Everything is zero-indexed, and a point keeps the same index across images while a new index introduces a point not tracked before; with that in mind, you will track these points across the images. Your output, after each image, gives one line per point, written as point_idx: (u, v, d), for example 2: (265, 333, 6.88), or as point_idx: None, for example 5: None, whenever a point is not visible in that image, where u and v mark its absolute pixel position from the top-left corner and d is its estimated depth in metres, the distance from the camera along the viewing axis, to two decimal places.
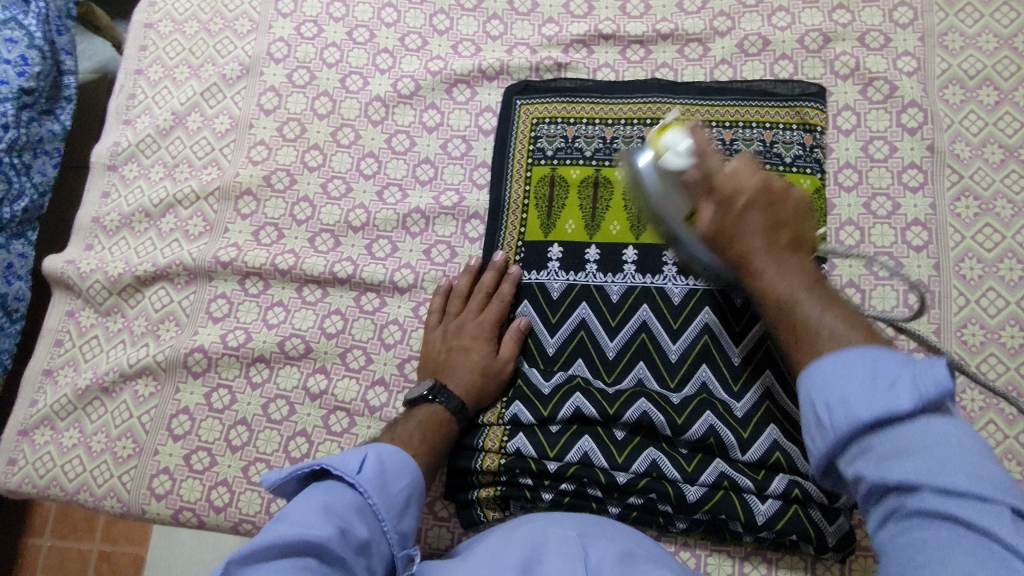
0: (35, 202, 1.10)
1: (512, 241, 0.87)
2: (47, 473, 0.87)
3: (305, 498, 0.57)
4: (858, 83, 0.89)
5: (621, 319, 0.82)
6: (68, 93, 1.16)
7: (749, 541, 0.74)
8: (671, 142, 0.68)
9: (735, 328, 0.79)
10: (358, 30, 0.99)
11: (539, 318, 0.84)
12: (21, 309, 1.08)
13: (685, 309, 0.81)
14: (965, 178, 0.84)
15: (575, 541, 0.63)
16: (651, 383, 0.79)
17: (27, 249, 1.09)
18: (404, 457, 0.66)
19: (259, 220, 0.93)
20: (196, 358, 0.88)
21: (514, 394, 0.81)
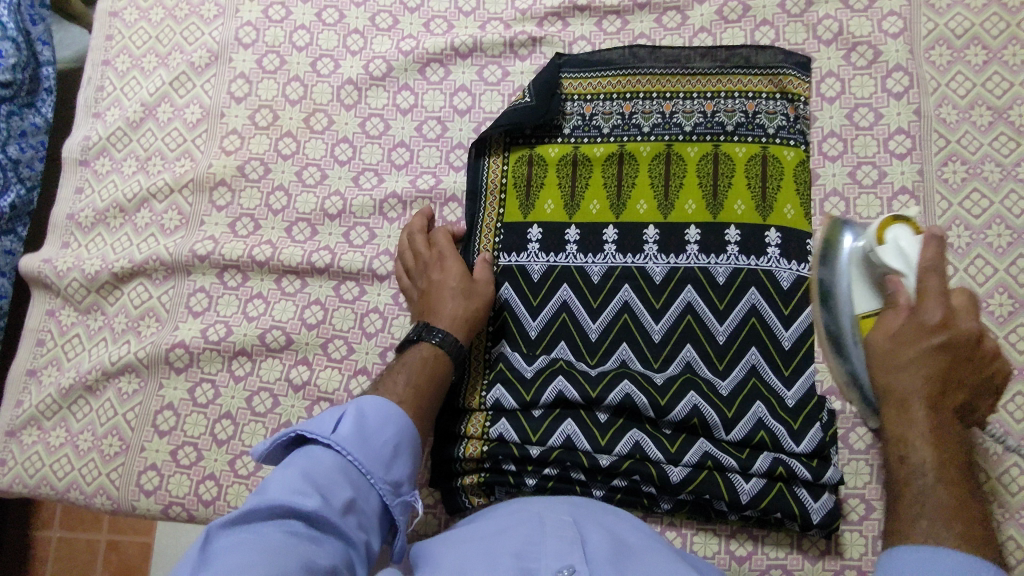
0: (23, 197, 1.08)
1: (491, 224, 0.85)
2: (36, 473, 0.87)
3: (288, 465, 0.57)
4: (842, 48, 0.86)
5: (602, 300, 0.80)
6: (47, 85, 1.13)
7: (734, 520, 0.74)
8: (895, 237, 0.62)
9: (718, 306, 0.78)
10: (327, 10, 0.96)
11: (520, 300, 0.82)
12: (4, 307, 1.06)
13: (667, 288, 0.80)
14: (952, 143, 0.82)
15: (572, 525, 0.62)
16: (634, 365, 0.78)
17: (14, 245, 1.08)
18: (388, 406, 0.64)
19: (235, 212, 0.92)
20: (178, 354, 0.87)
21: (496, 377, 0.80)
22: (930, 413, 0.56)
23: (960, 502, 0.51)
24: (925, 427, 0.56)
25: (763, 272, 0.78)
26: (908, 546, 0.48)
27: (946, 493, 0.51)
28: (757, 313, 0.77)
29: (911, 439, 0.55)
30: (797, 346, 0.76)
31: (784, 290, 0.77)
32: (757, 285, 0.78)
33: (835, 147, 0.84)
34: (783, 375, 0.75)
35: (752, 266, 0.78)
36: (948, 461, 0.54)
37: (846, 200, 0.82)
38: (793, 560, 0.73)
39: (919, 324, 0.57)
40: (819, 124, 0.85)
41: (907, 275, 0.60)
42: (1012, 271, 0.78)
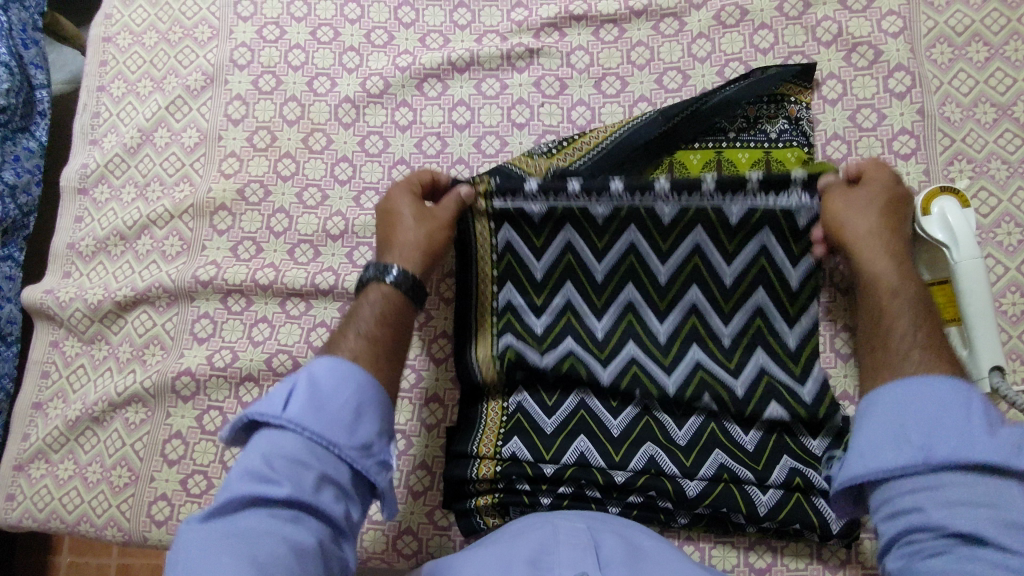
0: (17, 221, 1.08)
1: (483, 208, 0.77)
2: (46, 506, 0.86)
3: (252, 452, 0.54)
4: (842, 49, 0.85)
5: (605, 192, 0.75)
6: (41, 107, 1.13)
7: (752, 532, 0.74)
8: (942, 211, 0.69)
9: (727, 191, 0.73)
10: (322, 28, 0.95)
11: (524, 299, 0.78)
12: (16, 332, 1.05)
13: (675, 232, 0.75)
14: (957, 141, 0.81)
15: (585, 532, 0.62)
16: (645, 362, 0.76)
17: (14, 270, 1.07)
18: (342, 367, 0.59)
19: (236, 235, 0.91)
20: (184, 382, 0.86)
21: (513, 382, 0.79)
22: (894, 263, 0.64)
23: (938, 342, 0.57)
24: (888, 264, 0.63)
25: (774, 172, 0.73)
26: (905, 390, 0.53)
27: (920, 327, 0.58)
28: (769, 186, 0.73)
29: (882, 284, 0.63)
30: (805, 344, 0.75)
31: (799, 230, 0.73)
32: (764, 285, 0.75)
33: (839, 150, 0.83)
34: (793, 372, 0.74)
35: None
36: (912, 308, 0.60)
37: None
38: (813, 570, 0.73)
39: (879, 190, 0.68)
40: (822, 127, 0.84)
41: (950, 247, 0.68)
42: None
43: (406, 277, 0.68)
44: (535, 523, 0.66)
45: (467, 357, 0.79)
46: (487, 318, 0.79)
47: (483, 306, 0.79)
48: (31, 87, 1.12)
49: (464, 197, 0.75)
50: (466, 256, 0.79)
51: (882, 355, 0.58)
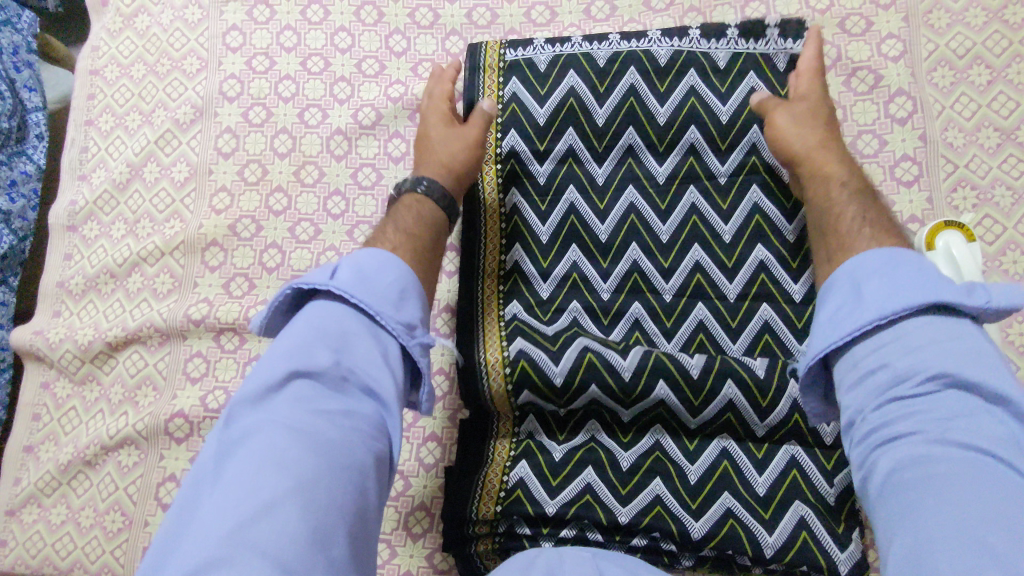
0: (16, 247, 1.06)
1: (496, 243, 0.83)
2: (38, 553, 0.84)
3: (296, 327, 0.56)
4: (841, 74, 0.84)
5: (609, 202, 0.82)
6: (37, 130, 1.11)
7: (759, 572, 0.72)
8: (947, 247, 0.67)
9: (722, 205, 0.80)
10: (312, 58, 0.94)
11: (531, 264, 0.82)
12: (6, 358, 1.04)
13: (670, 133, 0.82)
14: (960, 168, 0.80)
15: (591, 560, 0.62)
16: (647, 324, 0.79)
17: (7, 296, 1.06)
18: (385, 254, 0.61)
19: (228, 272, 0.89)
20: (177, 423, 0.85)
21: (514, 332, 0.78)
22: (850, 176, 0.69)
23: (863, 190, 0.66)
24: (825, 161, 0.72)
25: (764, 168, 0.80)
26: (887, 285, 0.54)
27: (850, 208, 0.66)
28: (757, 151, 0.81)
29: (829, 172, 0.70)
30: (809, 300, 0.77)
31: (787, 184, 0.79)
32: (763, 242, 0.79)
33: None
34: (798, 330, 0.76)
35: (692, 49, 0.84)
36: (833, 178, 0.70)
37: None
38: None
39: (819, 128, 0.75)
40: None
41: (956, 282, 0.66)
42: None
43: (438, 189, 0.75)
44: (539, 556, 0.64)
45: (474, 358, 0.77)
46: (495, 334, 0.79)
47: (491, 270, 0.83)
48: (25, 111, 1.11)
49: (487, 112, 0.83)
50: (473, 291, 0.82)
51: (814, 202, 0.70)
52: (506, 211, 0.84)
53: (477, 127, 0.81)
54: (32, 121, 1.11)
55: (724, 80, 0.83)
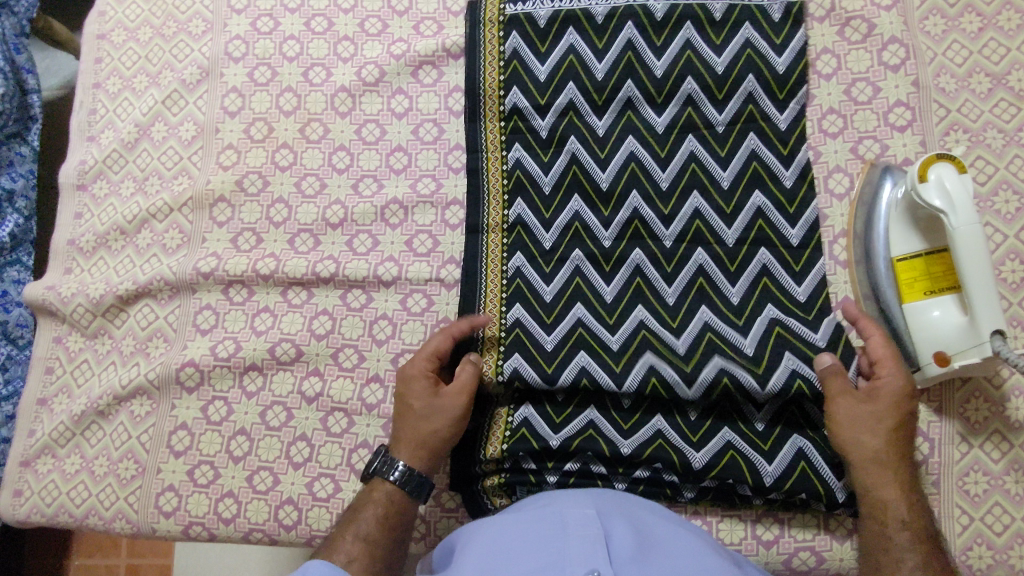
0: (22, 226, 1.09)
1: (496, 198, 0.84)
2: (53, 501, 0.86)
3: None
4: (836, 24, 0.85)
5: (610, 150, 0.83)
6: (35, 112, 1.14)
7: (759, 504, 0.74)
8: (942, 179, 0.69)
9: (720, 152, 0.81)
10: (316, 19, 0.95)
11: (533, 215, 0.83)
12: (26, 334, 1.06)
13: (667, 84, 0.83)
14: (953, 112, 0.82)
15: (595, 521, 0.59)
16: (648, 270, 0.79)
17: (23, 274, 1.08)
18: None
19: (236, 227, 0.91)
20: (188, 373, 0.87)
21: (516, 297, 0.80)
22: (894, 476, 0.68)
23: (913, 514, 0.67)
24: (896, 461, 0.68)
25: (760, 117, 0.82)
26: None
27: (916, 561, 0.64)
28: (753, 100, 0.82)
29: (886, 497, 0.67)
30: (806, 243, 0.79)
31: (782, 132, 0.81)
32: (761, 188, 0.80)
33: (835, 123, 0.83)
34: (794, 271, 0.78)
35: (688, 2, 0.84)
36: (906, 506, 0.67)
37: (850, 175, 0.82)
38: (820, 540, 0.74)
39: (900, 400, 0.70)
40: (818, 102, 0.84)
41: (948, 213, 0.68)
42: (1022, 236, 0.78)
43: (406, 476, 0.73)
44: (546, 509, 0.63)
45: (474, 329, 0.80)
46: (497, 291, 0.81)
47: (493, 224, 0.83)
48: (24, 93, 1.12)
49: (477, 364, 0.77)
50: (475, 247, 0.83)
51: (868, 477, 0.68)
52: (509, 165, 0.84)
53: (463, 395, 0.75)
54: (29, 104, 1.13)
55: (719, 32, 0.84)
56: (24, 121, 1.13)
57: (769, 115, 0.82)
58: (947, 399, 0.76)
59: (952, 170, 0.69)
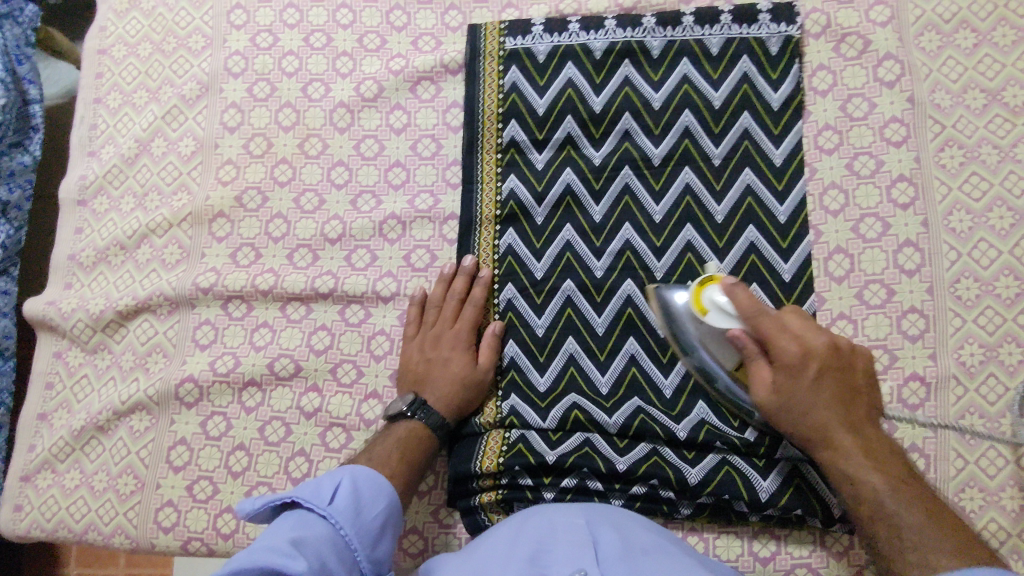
0: (12, 238, 1.10)
1: (489, 227, 0.85)
2: (53, 516, 0.87)
3: (269, 536, 0.57)
4: (831, 40, 0.86)
5: (605, 181, 0.84)
6: (36, 122, 1.14)
7: (756, 521, 0.74)
8: (716, 300, 0.71)
9: (715, 185, 0.82)
10: (315, 34, 0.96)
11: (524, 245, 0.84)
12: (10, 346, 1.10)
13: (665, 116, 0.85)
14: (948, 128, 0.82)
15: (581, 525, 0.62)
16: (639, 301, 0.80)
17: (10, 285, 1.11)
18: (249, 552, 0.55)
19: (235, 242, 0.91)
20: (188, 388, 0.87)
21: (510, 334, 0.83)
22: (863, 454, 0.66)
23: (891, 473, 0.64)
24: (849, 438, 0.66)
25: (756, 152, 0.83)
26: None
27: (905, 499, 0.63)
28: (749, 135, 0.83)
29: (866, 481, 0.64)
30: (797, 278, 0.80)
31: (776, 167, 0.82)
32: (755, 223, 0.81)
33: (830, 140, 0.84)
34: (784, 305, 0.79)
35: (685, 37, 0.86)
36: (878, 465, 0.65)
37: (845, 191, 0.82)
38: (817, 557, 0.74)
39: (796, 362, 0.67)
40: (813, 118, 0.84)
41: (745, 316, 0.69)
42: (1016, 252, 0.78)
43: (431, 417, 0.78)
44: (528, 516, 0.65)
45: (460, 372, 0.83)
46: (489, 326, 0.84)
47: (483, 257, 0.85)
48: (24, 103, 1.13)
49: (497, 342, 0.81)
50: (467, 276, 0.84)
51: (865, 509, 0.64)
52: (503, 195, 0.85)
53: (482, 376, 0.80)
54: (30, 115, 1.14)
55: (716, 66, 0.85)
56: (25, 130, 1.13)
57: (765, 151, 0.83)
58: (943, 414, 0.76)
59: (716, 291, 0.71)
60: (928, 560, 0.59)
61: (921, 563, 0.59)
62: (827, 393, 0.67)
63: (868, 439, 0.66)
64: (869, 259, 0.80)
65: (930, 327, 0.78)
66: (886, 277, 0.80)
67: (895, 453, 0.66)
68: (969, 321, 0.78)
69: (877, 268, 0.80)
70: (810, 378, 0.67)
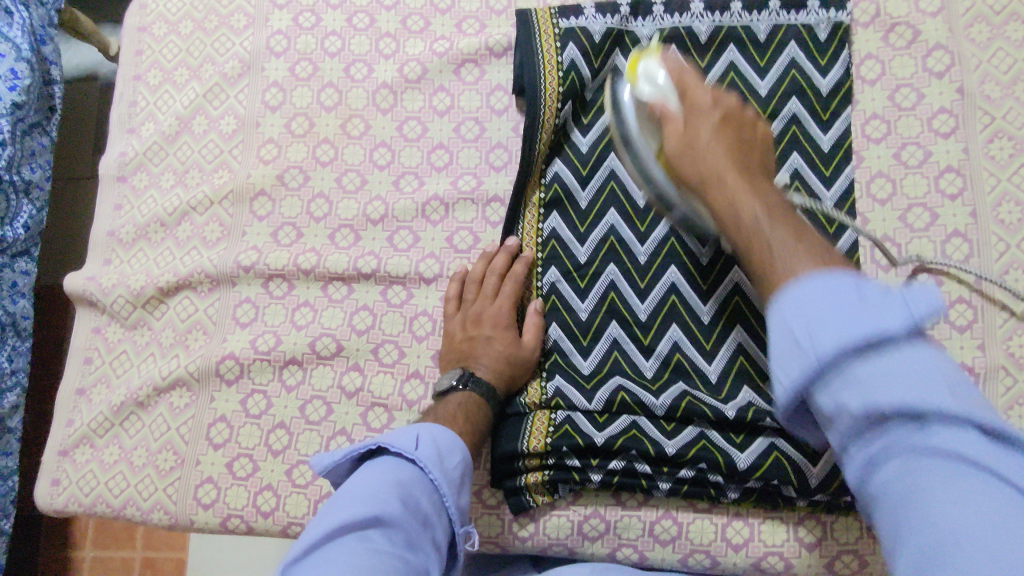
0: (34, 217, 1.10)
1: (533, 210, 0.85)
2: (91, 491, 0.87)
3: (363, 479, 0.62)
4: (880, 30, 0.86)
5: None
6: (57, 103, 1.14)
7: (803, 506, 0.74)
8: (647, 71, 0.68)
9: None
10: (357, 15, 0.95)
11: (568, 229, 0.84)
12: (31, 325, 1.09)
13: None
14: (998, 119, 0.82)
15: None
16: (683, 287, 0.80)
17: (31, 265, 1.10)
18: (346, 494, 0.61)
19: (276, 221, 0.91)
20: (228, 365, 0.87)
21: (552, 316, 0.82)
22: (742, 178, 0.61)
23: (797, 231, 0.56)
24: (745, 185, 0.61)
25: (804, 138, 0.83)
26: (811, 287, 0.47)
27: (759, 204, 0.59)
28: (797, 121, 0.83)
29: (740, 226, 0.59)
30: None
31: (824, 153, 0.82)
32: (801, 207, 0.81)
33: (878, 129, 0.84)
34: None
35: (733, 23, 0.86)
36: (781, 216, 0.58)
37: (892, 181, 0.82)
38: (863, 544, 0.74)
39: (695, 107, 0.66)
40: (861, 107, 0.84)
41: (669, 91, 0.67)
42: None
43: (483, 386, 0.78)
44: None
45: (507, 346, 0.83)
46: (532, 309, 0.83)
47: (527, 239, 0.85)
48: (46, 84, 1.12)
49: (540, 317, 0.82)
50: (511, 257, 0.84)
51: (754, 248, 0.57)
52: (547, 179, 0.85)
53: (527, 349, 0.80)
54: (51, 94, 1.13)
55: (764, 54, 0.85)
56: (46, 111, 1.13)
57: (813, 137, 0.83)
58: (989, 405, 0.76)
59: (652, 60, 0.69)
60: (802, 261, 0.52)
61: (803, 268, 0.51)
62: (724, 132, 0.64)
63: (745, 164, 0.63)
64: (916, 249, 0.81)
65: (977, 317, 0.78)
66: (934, 266, 0.80)
67: (773, 188, 0.62)
68: (1018, 313, 0.77)
69: (924, 257, 0.80)
70: (708, 132, 0.64)
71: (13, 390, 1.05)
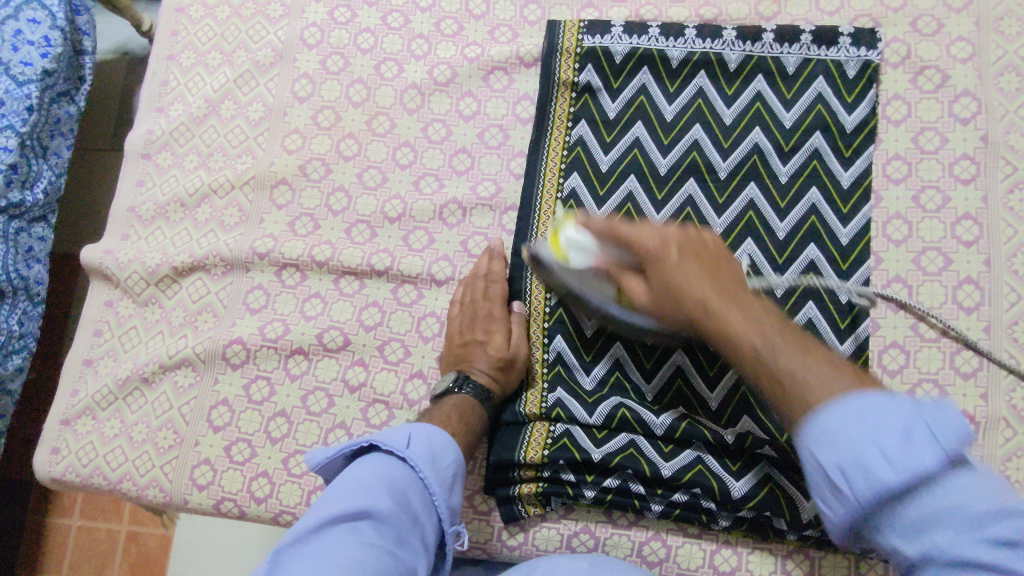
0: (53, 183, 1.11)
1: (547, 222, 0.85)
2: (89, 462, 0.88)
3: (355, 474, 0.63)
4: (909, 72, 0.86)
5: (668, 193, 0.84)
6: (85, 74, 1.15)
7: (792, 540, 0.74)
8: (570, 244, 0.71)
9: (780, 204, 0.82)
10: (392, 14, 0.96)
11: None
12: (43, 291, 1.10)
13: (735, 132, 0.85)
14: (1020, 170, 0.82)
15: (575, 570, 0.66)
16: None
17: (47, 232, 1.11)
18: (338, 487, 0.61)
19: (294, 211, 0.92)
20: (235, 350, 0.88)
21: (558, 329, 0.82)
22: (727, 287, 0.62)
23: (796, 338, 0.57)
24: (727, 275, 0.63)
25: (824, 174, 0.83)
26: (836, 406, 0.48)
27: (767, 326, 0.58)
28: (819, 156, 0.83)
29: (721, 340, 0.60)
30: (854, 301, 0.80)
31: (843, 191, 0.82)
32: (815, 242, 0.81)
33: (899, 170, 0.84)
34: (839, 327, 0.79)
35: (763, 53, 0.86)
36: (741, 301, 0.61)
37: (909, 223, 0.82)
38: None
39: (649, 250, 0.65)
40: (884, 147, 0.85)
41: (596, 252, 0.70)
42: None
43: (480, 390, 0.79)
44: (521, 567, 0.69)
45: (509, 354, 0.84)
46: (538, 320, 0.83)
47: None
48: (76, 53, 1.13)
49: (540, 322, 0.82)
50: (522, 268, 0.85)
51: (760, 374, 0.56)
52: (564, 194, 0.86)
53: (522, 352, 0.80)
54: (80, 65, 1.14)
55: (791, 86, 0.85)
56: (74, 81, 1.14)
57: (833, 172, 0.83)
58: (987, 454, 0.76)
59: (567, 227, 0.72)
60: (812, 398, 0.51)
61: (816, 379, 0.51)
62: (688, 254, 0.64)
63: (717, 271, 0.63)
64: (927, 292, 0.81)
65: (983, 366, 0.78)
66: (943, 312, 0.80)
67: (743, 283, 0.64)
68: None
69: (934, 301, 0.80)
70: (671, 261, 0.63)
71: (19, 353, 1.06)
